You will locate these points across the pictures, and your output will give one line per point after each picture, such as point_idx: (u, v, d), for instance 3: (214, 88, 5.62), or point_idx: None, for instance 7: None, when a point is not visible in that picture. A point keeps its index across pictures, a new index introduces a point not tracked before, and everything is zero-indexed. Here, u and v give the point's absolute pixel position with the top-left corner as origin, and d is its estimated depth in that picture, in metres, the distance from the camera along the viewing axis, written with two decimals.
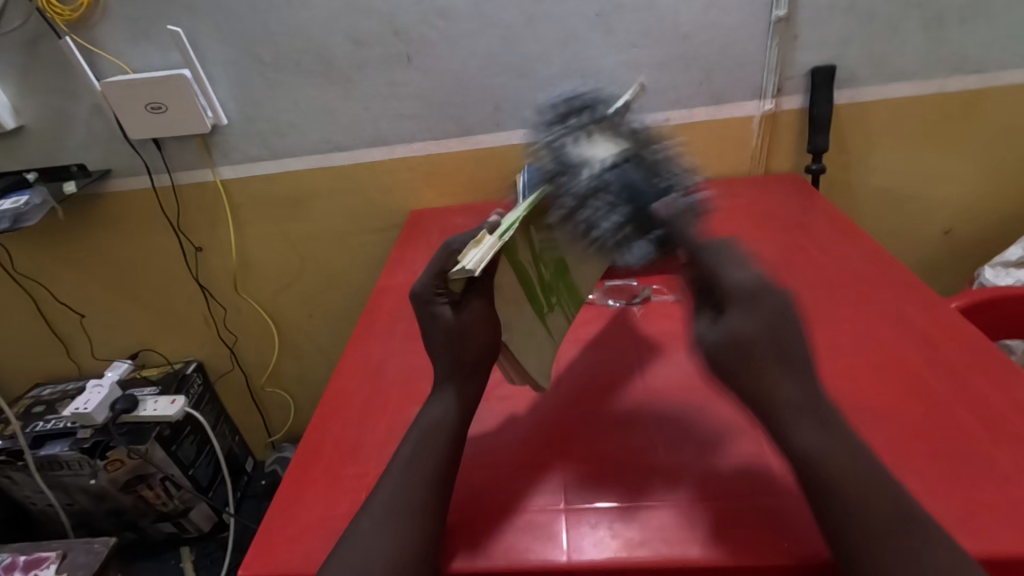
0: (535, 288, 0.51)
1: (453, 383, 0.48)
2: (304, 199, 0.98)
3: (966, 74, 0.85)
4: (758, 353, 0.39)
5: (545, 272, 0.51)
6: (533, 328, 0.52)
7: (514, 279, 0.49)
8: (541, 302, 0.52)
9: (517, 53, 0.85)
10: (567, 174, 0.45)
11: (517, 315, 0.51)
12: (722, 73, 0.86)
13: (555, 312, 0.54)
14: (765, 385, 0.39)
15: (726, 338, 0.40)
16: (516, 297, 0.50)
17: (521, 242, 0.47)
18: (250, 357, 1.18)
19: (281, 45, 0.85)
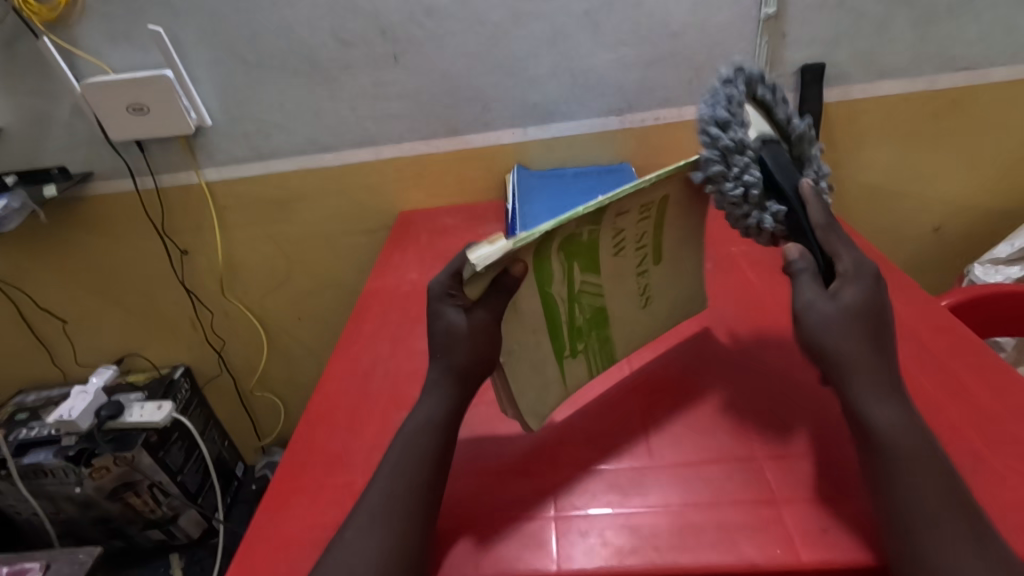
0: (559, 328, 0.50)
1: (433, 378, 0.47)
2: (291, 201, 0.97)
3: (956, 71, 0.85)
4: (861, 324, 0.40)
5: (579, 316, 0.51)
6: (543, 365, 0.50)
7: (539, 308, 0.48)
8: (562, 343, 0.50)
9: (505, 51, 0.84)
10: (733, 129, 0.44)
11: (532, 343, 0.49)
12: (711, 71, 0.85)
13: (579, 359, 0.52)
14: (865, 361, 0.39)
15: (833, 313, 0.40)
16: (535, 325, 0.49)
17: (557, 273, 0.47)
18: (238, 361, 1.17)
19: (265, 45, 0.84)
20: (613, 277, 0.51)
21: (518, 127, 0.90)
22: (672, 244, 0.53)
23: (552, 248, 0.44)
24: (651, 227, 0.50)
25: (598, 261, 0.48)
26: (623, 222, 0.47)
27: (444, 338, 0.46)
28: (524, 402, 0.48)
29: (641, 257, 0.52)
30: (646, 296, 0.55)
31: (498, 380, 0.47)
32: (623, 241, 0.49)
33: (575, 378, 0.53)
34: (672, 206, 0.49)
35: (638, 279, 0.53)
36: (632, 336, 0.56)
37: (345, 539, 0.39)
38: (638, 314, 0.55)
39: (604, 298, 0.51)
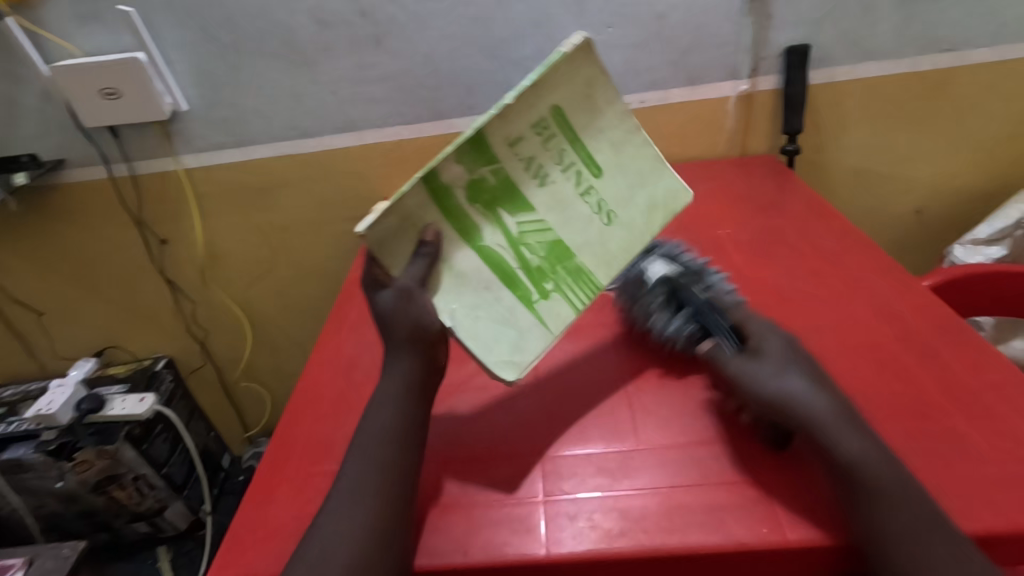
0: (515, 275, 0.49)
1: (408, 363, 0.45)
2: (272, 188, 0.95)
3: (938, 53, 0.86)
4: (796, 373, 0.43)
5: (533, 257, 0.50)
6: (509, 316, 0.48)
7: (481, 265, 0.48)
8: (524, 288, 0.49)
9: (488, 33, 0.82)
10: (636, 279, 0.57)
11: (493, 300, 0.48)
12: (697, 53, 0.84)
13: (553, 300, 0.50)
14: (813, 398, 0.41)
15: (757, 369, 0.43)
16: (484, 284, 0.48)
17: (483, 225, 0.48)
18: (221, 351, 1.15)
19: (242, 27, 0.81)
20: (554, 208, 0.51)
21: None
22: (607, 150, 0.53)
23: (460, 201, 0.47)
24: (565, 142, 0.51)
25: (524, 197, 0.50)
26: (526, 150, 0.49)
27: (384, 317, 0.46)
28: (491, 354, 0.47)
29: (575, 177, 0.52)
30: (610, 212, 0.53)
31: (464, 340, 0.46)
32: (539, 166, 0.50)
33: (557, 318, 0.50)
34: (574, 114, 0.50)
35: (587, 199, 0.52)
36: (615, 261, 0.53)
37: (329, 523, 0.39)
38: (606, 234, 0.53)
39: (554, 230, 0.51)
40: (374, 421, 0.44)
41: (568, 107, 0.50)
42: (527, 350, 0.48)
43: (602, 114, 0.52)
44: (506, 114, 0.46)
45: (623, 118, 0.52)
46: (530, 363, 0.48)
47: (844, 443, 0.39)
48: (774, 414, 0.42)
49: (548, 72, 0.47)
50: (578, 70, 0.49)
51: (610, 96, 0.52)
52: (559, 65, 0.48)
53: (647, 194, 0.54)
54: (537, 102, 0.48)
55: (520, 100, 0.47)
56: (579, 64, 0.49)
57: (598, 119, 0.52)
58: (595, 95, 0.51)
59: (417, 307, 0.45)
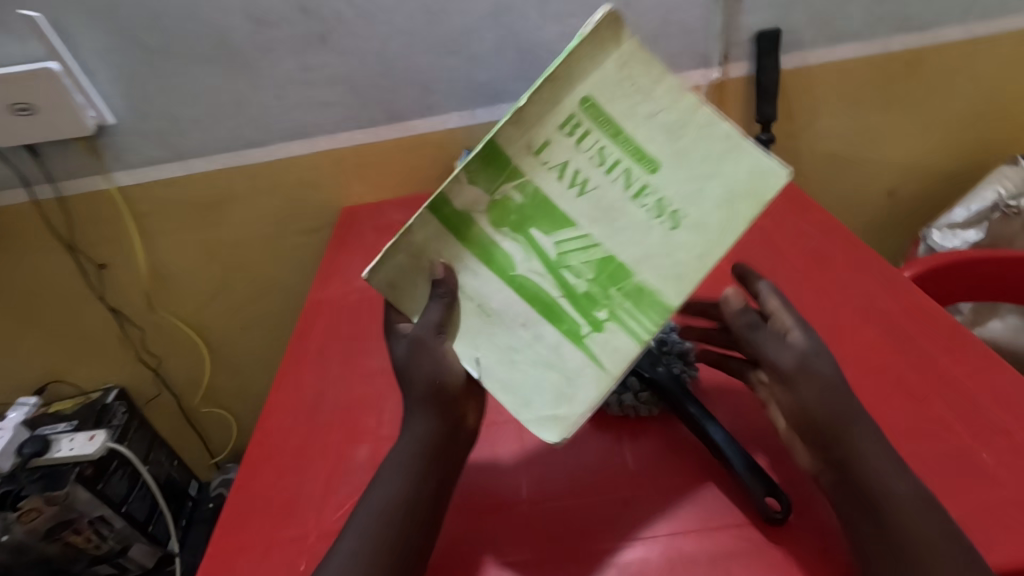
0: (557, 305, 0.40)
1: (426, 423, 0.41)
2: (219, 203, 0.88)
3: (908, 33, 0.84)
4: (847, 409, 0.37)
5: (579, 281, 0.40)
6: (550, 356, 0.40)
7: (513, 295, 0.41)
8: (569, 320, 0.40)
9: (444, 27, 0.76)
10: None
11: (533, 332, 0.40)
12: (665, 42, 0.80)
13: (608, 330, 0.40)
14: (862, 443, 0.36)
15: (805, 407, 0.37)
16: (519, 319, 0.41)
17: (514, 251, 0.41)
18: (178, 377, 1.07)
19: (169, 29, 0.73)
20: (600, 219, 0.40)
21: (465, 110, 0.83)
22: (661, 140, 0.39)
23: (484, 226, 0.40)
24: (604, 137, 0.39)
25: (560, 211, 0.40)
26: (555, 156, 0.39)
27: (404, 374, 0.42)
28: (533, 407, 0.40)
29: (624, 177, 0.39)
30: (675, 213, 0.39)
31: (494, 392, 0.41)
32: (575, 173, 0.39)
33: (614, 354, 0.39)
34: (612, 100, 0.38)
35: (641, 202, 0.39)
36: (687, 275, 0.39)
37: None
38: (671, 242, 0.39)
39: (601, 244, 0.40)
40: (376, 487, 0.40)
41: (601, 94, 0.38)
42: (577, 399, 0.40)
43: (651, 93, 0.38)
44: (521, 119, 0.38)
45: (675, 93, 0.38)
46: (581, 418, 0.39)
47: (894, 497, 0.35)
48: (827, 451, 0.37)
49: (567, 61, 0.37)
50: (606, 55, 0.38)
51: (655, 71, 0.38)
52: (580, 53, 0.37)
53: (727, 185, 0.39)
54: (560, 97, 0.38)
55: (537, 100, 0.37)
56: (605, 42, 0.37)
57: (644, 102, 0.39)
58: (633, 77, 0.38)
59: (431, 356, 0.41)
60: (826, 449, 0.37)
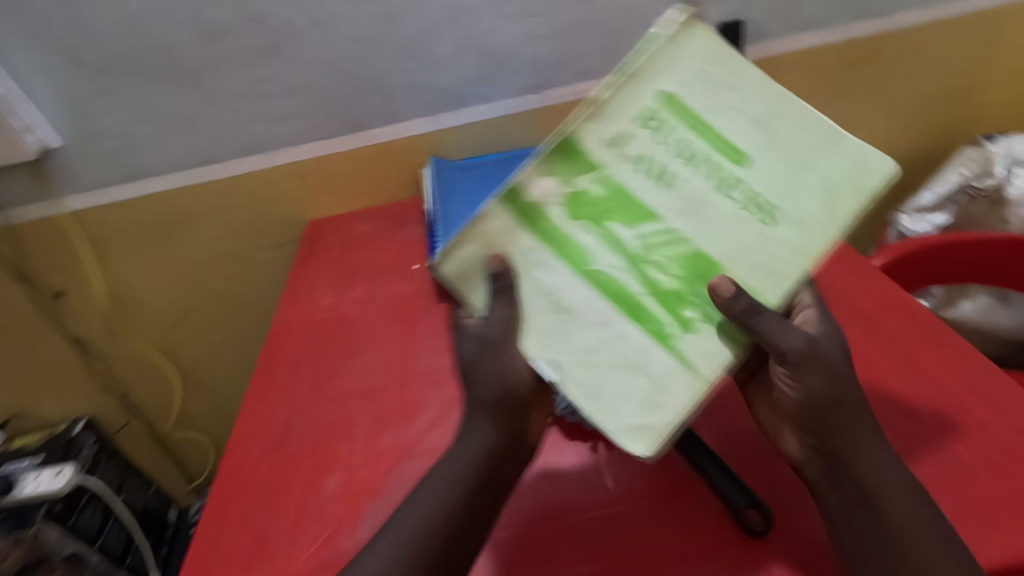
0: (640, 301, 0.42)
1: (491, 428, 0.42)
2: (178, 223, 0.84)
3: (868, 19, 0.84)
4: (845, 400, 0.40)
5: (664, 279, 0.42)
6: (632, 360, 0.41)
7: (592, 293, 0.42)
8: (654, 320, 0.41)
9: (401, 32, 0.74)
10: None
11: (614, 335, 0.42)
12: (627, 38, 0.79)
13: (695, 333, 0.41)
14: (857, 438, 0.40)
15: (814, 399, 0.40)
16: (601, 317, 0.42)
17: (590, 246, 0.43)
18: (149, 403, 1.04)
19: (111, 45, 0.70)
20: (683, 211, 0.43)
21: (428, 116, 0.81)
22: (745, 134, 0.43)
23: (558, 217, 0.43)
24: (686, 130, 0.44)
25: (641, 204, 0.43)
26: (635, 149, 0.44)
27: (479, 378, 0.42)
28: (622, 416, 0.40)
29: (710, 168, 0.43)
30: (766, 208, 0.42)
31: (579, 402, 0.40)
32: (658, 167, 0.44)
33: (707, 356, 0.40)
34: (693, 98, 0.44)
35: (729, 196, 0.43)
36: (785, 269, 0.41)
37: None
38: (761, 232, 0.42)
39: (685, 239, 0.43)
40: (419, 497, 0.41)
41: (680, 94, 0.44)
42: (666, 405, 0.40)
43: (733, 92, 0.44)
44: (597, 112, 0.44)
45: (757, 94, 0.44)
46: (673, 424, 0.39)
47: (885, 495, 0.38)
48: (822, 441, 0.40)
49: (648, 60, 0.44)
50: (683, 62, 0.44)
51: (730, 72, 0.44)
52: (659, 54, 0.44)
53: (818, 178, 0.42)
54: (640, 94, 0.44)
55: (618, 95, 0.44)
56: (684, 49, 0.44)
57: (727, 102, 0.44)
58: (715, 76, 0.44)
59: (500, 362, 0.42)
60: (818, 439, 0.40)
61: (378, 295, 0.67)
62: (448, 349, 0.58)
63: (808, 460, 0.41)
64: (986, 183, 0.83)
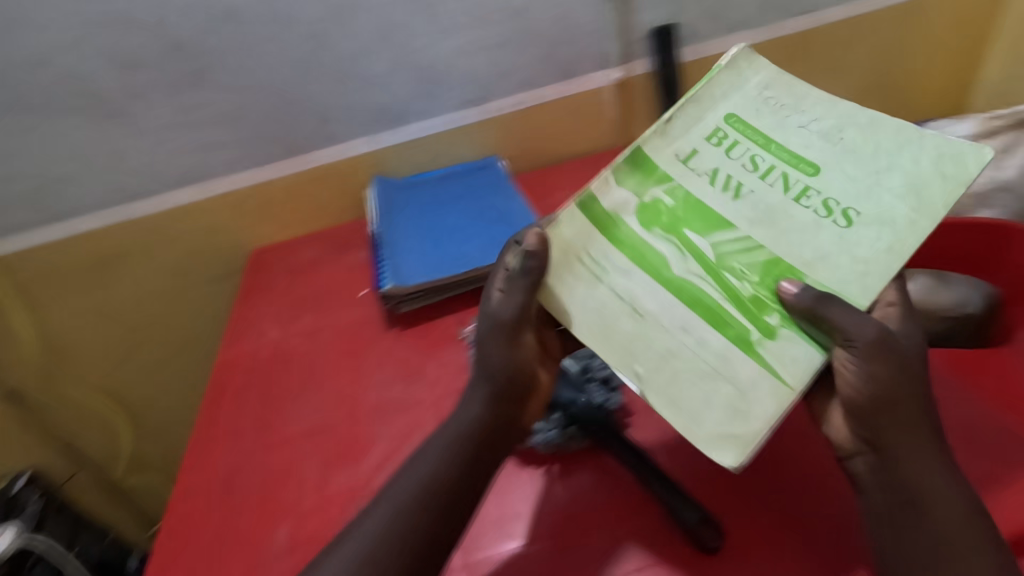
0: (723, 311, 0.43)
1: (486, 403, 0.46)
2: (111, 262, 0.80)
3: (795, 16, 0.86)
4: (912, 396, 0.40)
5: (744, 285, 0.43)
6: (714, 372, 0.42)
7: (671, 299, 0.44)
8: (737, 325, 0.42)
9: (331, 53, 0.72)
10: None
11: (697, 341, 0.42)
12: (563, 46, 0.79)
13: (783, 335, 0.42)
14: (915, 439, 0.40)
15: (874, 390, 0.40)
16: (678, 323, 0.43)
17: (669, 256, 0.45)
18: (97, 451, 0.98)
19: (19, 81, 0.66)
20: (759, 221, 0.45)
21: (368, 135, 0.79)
22: (818, 142, 0.46)
23: (633, 227, 0.46)
24: (754, 145, 0.47)
25: (716, 212, 0.46)
26: (704, 163, 0.47)
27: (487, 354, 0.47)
28: (703, 425, 0.41)
29: (783, 180, 0.46)
30: (847, 211, 0.43)
31: (658, 408, 0.42)
32: (729, 179, 0.46)
33: (792, 363, 0.41)
34: (754, 117, 0.48)
35: (805, 202, 0.44)
36: (873, 269, 0.42)
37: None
38: (841, 238, 0.43)
39: (762, 245, 0.44)
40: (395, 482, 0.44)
41: (743, 112, 0.48)
42: (753, 415, 0.40)
43: (802, 105, 0.47)
44: (665, 132, 0.48)
45: (823, 108, 0.47)
46: (762, 434, 0.40)
47: (931, 503, 0.38)
48: (876, 434, 0.40)
49: (708, 86, 0.49)
50: (745, 80, 0.49)
51: (797, 92, 0.48)
52: (720, 78, 0.49)
53: (905, 174, 0.43)
54: (706, 116, 0.49)
55: (682, 119, 0.48)
56: (744, 73, 0.49)
57: (795, 118, 0.47)
58: (775, 96, 0.48)
59: (500, 341, 0.46)
60: (871, 432, 0.40)
61: (326, 325, 0.65)
62: (398, 379, 0.56)
63: (862, 453, 0.42)
64: None
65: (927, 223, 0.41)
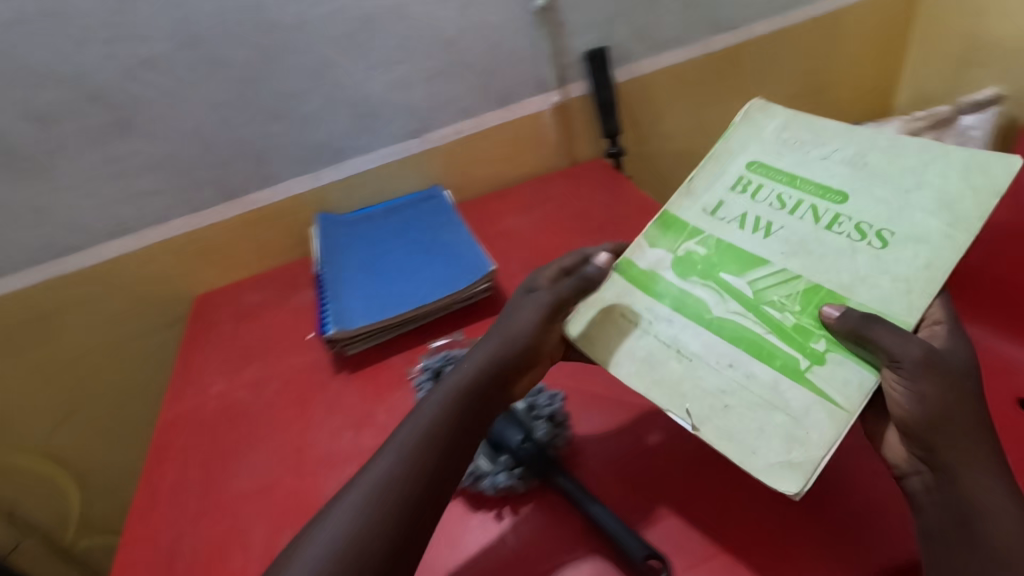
0: (768, 343, 0.45)
1: (498, 351, 0.49)
2: (44, 321, 0.77)
3: (722, 33, 0.89)
4: (960, 410, 0.40)
5: (786, 316, 0.46)
6: (770, 407, 0.42)
7: (714, 340, 0.46)
8: (784, 355, 0.44)
9: (263, 94, 0.71)
10: None
11: (751, 375, 0.44)
12: (499, 75, 0.80)
13: (829, 363, 0.43)
14: (969, 455, 0.39)
15: (924, 408, 0.40)
16: (726, 360, 0.45)
17: (710, 300, 0.48)
18: (42, 517, 0.93)
19: None
20: (794, 253, 0.48)
21: (307, 174, 0.78)
22: (841, 172, 0.50)
23: (671, 276, 0.51)
24: (782, 185, 0.52)
25: (750, 254, 0.49)
26: (732, 211, 0.52)
27: (508, 322, 0.51)
28: (763, 457, 0.41)
29: (815, 215, 0.49)
30: (881, 233, 0.46)
31: (715, 442, 0.42)
32: (759, 220, 0.51)
33: (843, 386, 0.42)
34: (777, 162, 0.53)
35: (838, 229, 0.47)
36: (914, 287, 0.43)
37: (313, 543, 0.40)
38: (877, 264, 0.45)
39: (800, 276, 0.47)
40: (405, 423, 0.46)
41: (765, 158, 0.54)
42: (811, 440, 0.40)
43: (822, 140, 0.52)
44: (691, 191, 0.55)
45: (841, 143, 0.51)
46: (821, 459, 0.39)
47: (991, 520, 0.37)
48: (931, 451, 0.40)
49: (728, 141, 0.55)
50: (761, 128, 0.55)
51: (816, 133, 0.53)
52: (740, 133, 0.55)
53: (935, 191, 0.45)
54: (729, 168, 0.55)
55: (707, 176, 0.55)
56: (761, 122, 0.55)
57: (817, 156, 0.52)
58: (793, 138, 0.53)
59: (525, 311, 0.51)
60: (924, 449, 0.40)
61: (273, 374, 0.64)
62: (347, 427, 0.55)
63: (918, 472, 0.41)
64: None
65: (964, 236, 0.43)
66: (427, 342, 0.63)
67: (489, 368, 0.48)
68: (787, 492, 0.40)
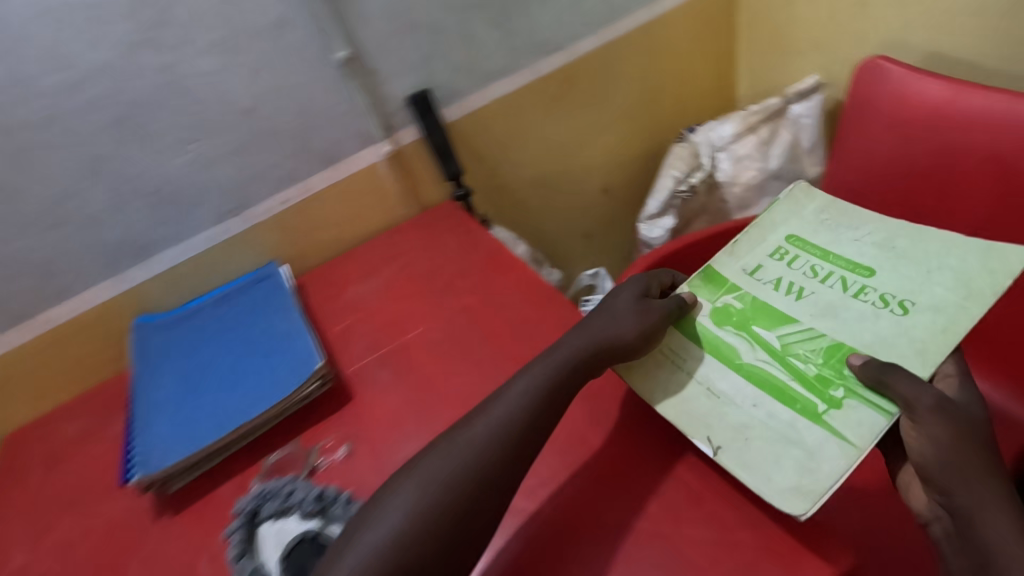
0: (791, 388, 0.49)
1: (595, 328, 0.51)
2: None
3: (550, 54, 0.86)
4: (975, 456, 0.42)
5: (810, 367, 0.49)
6: (787, 440, 0.46)
7: (743, 383, 0.50)
8: (805, 400, 0.47)
9: (28, 201, 0.62)
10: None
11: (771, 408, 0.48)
12: (318, 134, 0.73)
13: (842, 410, 0.46)
14: (985, 499, 0.41)
15: (940, 453, 0.43)
16: (751, 400, 0.49)
17: (743, 348, 0.52)
18: None
19: None
20: (822, 316, 0.53)
21: (111, 277, 0.69)
22: (871, 252, 0.56)
23: (711, 326, 0.54)
24: (816, 258, 0.58)
25: (781, 312, 0.54)
26: (769, 274, 0.57)
27: (616, 304, 0.54)
28: (773, 481, 0.44)
29: (843, 284, 0.54)
30: (903, 302, 0.51)
31: (732, 468, 0.46)
32: (794, 286, 0.56)
33: (857, 426, 0.45)
34: (815, 239, 0.59)
35: (864, 297, 0.53)
36: (929, 346, 0.48)
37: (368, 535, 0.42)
38: (897, 324, 0.50)
39: (827, 335, 0.51)
40: (513, 386, 0.48)
41: (802, 234, 0.60)
42: (821, 472, 0.44)
43: (856, 226, 0.59)
44: (733, 251, 0.60)
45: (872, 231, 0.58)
46: (830, 487, 0.43)
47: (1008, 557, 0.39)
48: (948, 495, 0.42)
49: (772, 214, 0.62)
50: (803, 208, 0.62)
51: (851, 219, 0.60)
52: (782, 208, 0.63)
53: (953, 272, 0.51)
54: (769, 238, 0.61)
55: (750, 241, 0.60)
56: (802, 203, 0.63)
57: (848, 238, 0.58)
58: (830, 219, 0.61)
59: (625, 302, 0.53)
60: (942, 492, 0.43)
61: (85, 532, 0.55)
62: None
63: (939, 518, 0.44)
64: (694, 180, 0.95)
65: (976, 309, 0.48)
66: (261, 459, 0.56)
67: (586, 345, 0.50)
68: (794, 514, 0.43)
